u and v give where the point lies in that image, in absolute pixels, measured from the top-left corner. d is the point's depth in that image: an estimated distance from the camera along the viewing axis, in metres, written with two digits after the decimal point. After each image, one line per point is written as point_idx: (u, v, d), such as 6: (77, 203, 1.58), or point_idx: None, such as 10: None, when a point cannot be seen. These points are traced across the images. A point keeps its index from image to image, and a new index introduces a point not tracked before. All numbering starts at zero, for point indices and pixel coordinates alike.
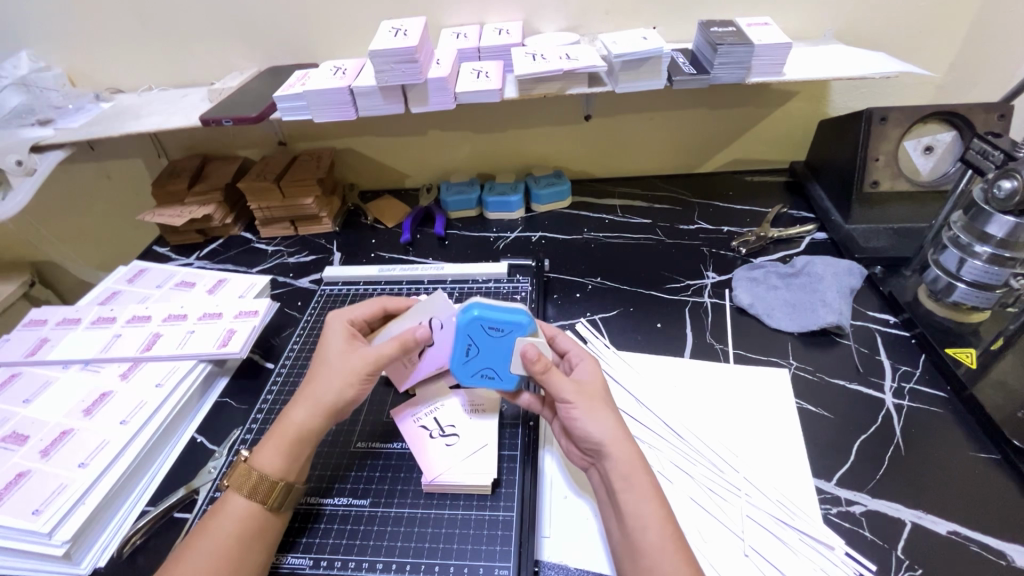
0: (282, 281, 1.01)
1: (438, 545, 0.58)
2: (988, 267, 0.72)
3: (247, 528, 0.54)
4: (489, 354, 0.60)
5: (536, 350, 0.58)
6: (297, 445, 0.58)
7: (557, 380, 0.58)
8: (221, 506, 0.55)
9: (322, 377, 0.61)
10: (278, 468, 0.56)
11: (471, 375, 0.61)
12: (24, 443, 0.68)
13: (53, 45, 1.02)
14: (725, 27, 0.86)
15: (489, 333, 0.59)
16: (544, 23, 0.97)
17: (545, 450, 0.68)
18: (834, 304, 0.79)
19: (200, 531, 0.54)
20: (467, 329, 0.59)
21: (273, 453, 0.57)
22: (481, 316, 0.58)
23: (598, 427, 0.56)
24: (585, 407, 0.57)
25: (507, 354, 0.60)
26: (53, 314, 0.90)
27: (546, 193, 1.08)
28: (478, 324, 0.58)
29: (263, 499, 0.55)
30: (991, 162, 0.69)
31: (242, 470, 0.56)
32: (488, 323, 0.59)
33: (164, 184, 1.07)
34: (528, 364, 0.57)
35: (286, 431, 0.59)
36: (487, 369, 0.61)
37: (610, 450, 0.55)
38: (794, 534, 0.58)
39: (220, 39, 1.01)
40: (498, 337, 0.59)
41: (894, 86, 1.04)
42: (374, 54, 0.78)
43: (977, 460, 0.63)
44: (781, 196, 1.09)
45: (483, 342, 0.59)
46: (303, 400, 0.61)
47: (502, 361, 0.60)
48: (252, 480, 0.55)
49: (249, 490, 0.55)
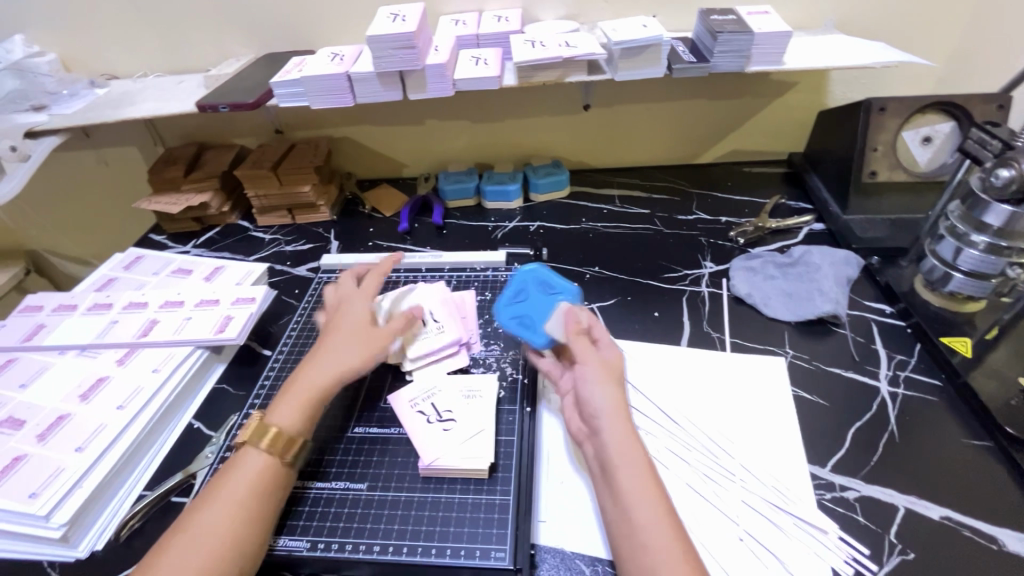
0: (279, 269, 1.00)
1: (435, 528, 0.58)
2: (985, 256, 0.73)
3: (264, 479, 0.55)
4: (531, 304, 0.70)
5: (580, 315, 0.66)
6: (310, 403, 0.60)
7: (581, 345, 0.61)
8: (239, 457, 0.57)
9: (343, 344, 0.64)
10: (295, 422, 0.58)
11: (507, 317, 0.70)
12: (20, 427, 0.68)
13: (47, 31, 1.01)
14: (726, 15, 0.85)
15: (542, 289, 0.72)
16: (543, 11, 0.97)
17: (543, 405, 0.72)
18: (831, 293, 0.79)
19: (217, 483, 0.55)
20: (524, 277, 0.74)
21: (289, 410, 0.59)
22: (538, 272, 0.74)
23: (602, 398, 0.57)
24: (597, 374, 0.59)
25: (550, 307, 0.69)
26: (49, 300, 0.90)
27: (545, 182, 1.08)
28: (533, 277, 0.73)
29: (279, 453, 0.57)
30: (989, 152, 0.70)
31: (258, 425, 0.58)
32: (541, 280, 0.73)
33: (160, 172, 1.06)
34: (569, 322, 0.64)
35: (302, 389, 0.61)
36: (523, 317, 0.69)
37: (608, 423, 0.55)
38: (788, 519, 0.59)
39: (217, 26, 1.00)
40: (548, 293, 0.71)
41: (894, 77, 1.03)
42: (372, 39, 0.78)
43: (970, 447, 0.64)
44: (780, 187, 1.09)
45: (535, 291, 0.72)
46: (313, 365, 0.63)
47: (541, 313, 0.69)
48: (271, 435, 0.57)
49: (269, 444, 0.57)
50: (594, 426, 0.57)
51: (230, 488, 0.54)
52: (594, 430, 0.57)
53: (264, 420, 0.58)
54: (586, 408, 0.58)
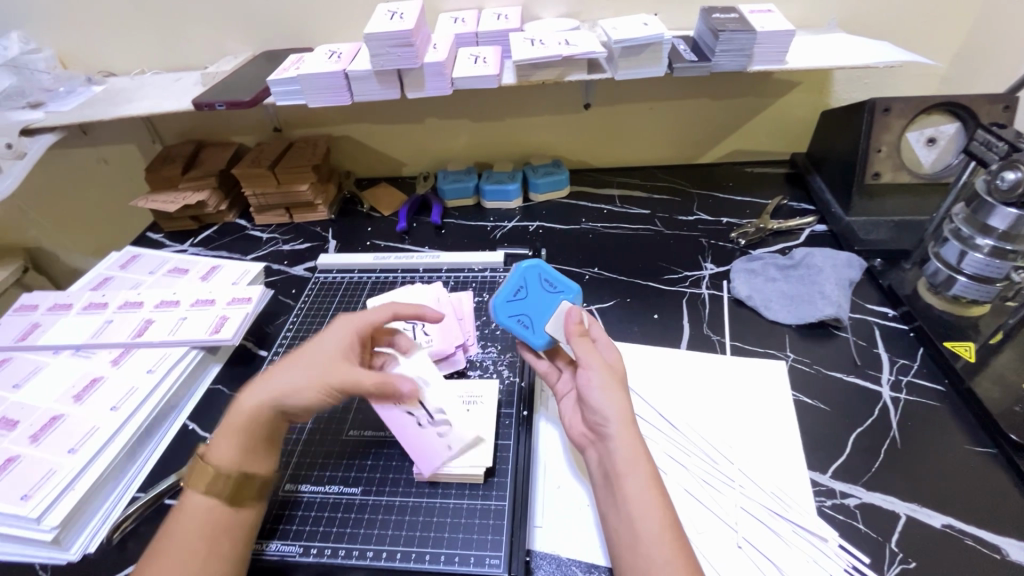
0: (276, 268, 1.00)
1: (429, 534, 0.57)
2: (990, 260, 0.71)
3: (211, 522, 0.53)
4: (534, 303, 0.66)
5: (578, 314, 0.63)
6: (248, 435, 0.56)
7: (585, 348, 0.59)
8: (183, 501, 0.54)
9: (285, 367, 0.59)
10: (232, 458, 0.55)
11: (508, 316, 0.65)
12: (13, 427, 0.68)
13: (44, 27, 1.00)
14: (728, 13, 0.84)
15: (544, 285, 0.67)
16: (543, 9, 0.96)
17: (539, 416, 0.70)
18: (833, 296, 0.78)
19: (166, 527, 0.53)
20: (526, 273, 0.67)
21: (227, 447, 0.55)
22: (543, 268, 0.67)
23: (609, 405, 0.55)
24: (602, 379, 0.57)
25: (551, 307, 0.65)
26: (44, 299, 0.89)
27: (544, 181, 1.07)
28: (538, 272, 0.67)
29: (223, 492, 0.54)
30: (994, 154, 0.68)
31: (196, 467, 0.54)
32: (546, 277, 0.67)
33: (157, 170, 1.05)
34: (570, 322, 0.62)
35: (237, 422, 0.56)
36: (524, 316, 0.65)
37: (618, 432, 0.54)
38: (787, 526, 0.58)
39: (215, 23, 1.00)
40: (549, 291, 0.66)
41: (899, 77, 1.02)
42: (369, 37, 0.77)
43: (973, 454, 0.63)
44: (782, 187, 1.08)
45: (535, 289, 0.66)
46: (253, 391, 0.58)
47: (543, 313, 0.65)
48: (205, 476, 0.54)
49: (204, 487, 0.54)
50: (602, 432, 0.56)
51: (175, 538, 0.51)
52: (602, 436, 0.56)
53: (202, 461, 0.55)
54: (593, 413, 0.57)
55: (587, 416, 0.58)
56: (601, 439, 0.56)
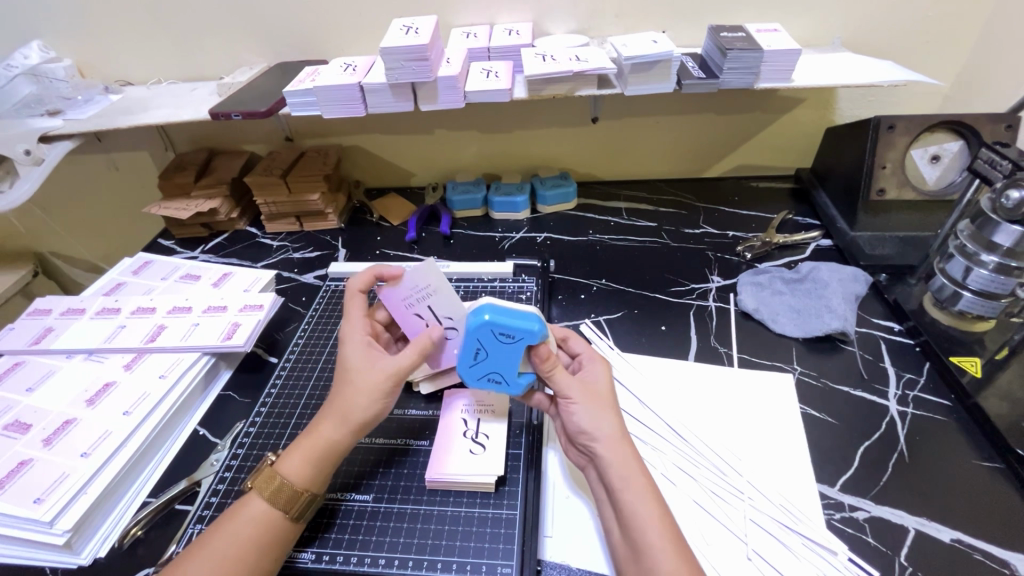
0: (286, 276, 1.01)
1: (441, 542, 0.57)
2: (995, 276, 0.73)
3: (265, 532, 0.53)
4: (497, 359, 0.58)
5: (548, 347, 0.58)
6: (323, 457, 0.57)
7: (563, 379, 0.58)
8: (242, 503, 0.55)
9: (350, 391, 0.58)
10: (304, 478, 0.56)
11: (478, 378, 0.61)
12: (27, 431, 0.68)
13: (64, 37, 1.03)
14: (736, 32, 0.86)
15: (500, 339, 0.57)
16: (554, 25, 0.98)
17: (550, 446, 0.68)
18: (840, 310, 0.79)
19: (212, 531, 0.53)
20: (477, 334, 0.56)
21: (299, 463, 0.56)
22: (491, 322, 0.56)
23: (598, 425, 0.56)
24: (586, 404, 0.57)
25: (516, 360, 0.58)
26: (57, 303, 0.90)
27: (552, 193, 1.09)
28: (490, 329, 0.56)
29: (285, 507, 0.54)
30: (999, 172, 0.69)
31: (266, 474, 0.55)
32: (500, 330, 0.56)
33: (171, 178, 1.07)
34: (538, 362, 0.57)
35: (313, 441, 0.58)
36: (493, 373, 0.60)
37: (607, 449, 0.55)
38: (796, 539, 0.58)
39: (232, 35, 1.02)
40: (509, 344, 0.57)
41: (901, 95, 1.04)
42: (385, 51, 0.78)
43: (980, 469, 0.63)
44: (787, 202, 1.09)
45: (492, 346, 0.57)
46: (331, 411, 0.58)
47: (510, 367, 0.59)
48: (275, 487, 0.55)
49: (272, 496, 0.54)
50: (595, 453, 0.56)
51: (227, 538, 0.52)
52: (594, 457, 0.56)
53: (274, 469, 0.56)
54: (584, 438, 0.57)
55: (576, 439, 0.59)
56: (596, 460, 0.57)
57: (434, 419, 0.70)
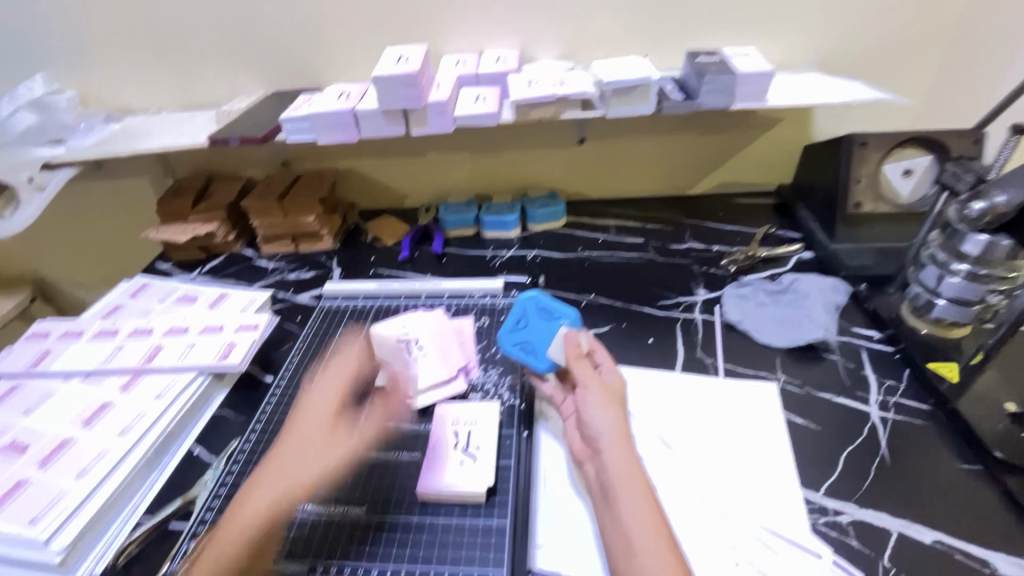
0: (282, 296, 1.03)
1: (433, 552, 0.58)
2: (966, 284, 0.74)
3: (241, 553, 0.55)
4: (534, 331, 0.71)
5: (575, 338, 0.67)
6: (288, 481, 0.59)
7: (582, 370, 0.63)
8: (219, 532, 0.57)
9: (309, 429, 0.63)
10: (270, 501, 0.58)
11: (510, 343, 0.71)
12: (23, 452, 0.69)
13: (67, 69, 1.06)
14: (712, 56, 0.90)
15: (541, 315, 0.72)
16: (539, 51, 1.02)
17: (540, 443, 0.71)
18: (820, 320, 0.82)
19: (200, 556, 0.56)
20: (524, 303, 0.73)
21: (264, 489, 0.59)
22: (538, 298, 0.73)
23: (605, 419, 0.59)
24: (599, 397, 0.61)
25: (551, 333, 0.70)
26: (56, 327, 0.92)
27: (542, 212, 1.12)
28: (536, 302, 0.73)
29: (256, 530, 0.56)
30: (964, 184, 0.73)
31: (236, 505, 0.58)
32: (542, 305, 0.72)
33: (169, 203, 1.10)
34: (568, 338, 0.67)
35: (277, 469, 0.60)
36: (526, 342, 0.70)
37: (611, 442, 0.57)
38: (782, 543, 0.59)
39: (230, 65, 1.06)
40: (547, 319, 0.71)
41: (875, 113, 1.08)
42: (377, 79, 0.82)
43: (959, 472, 0.65)
44: (770, 217, 1.12)
45: (534, 318, 0.72)
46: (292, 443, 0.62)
47: (542, 338, 0.70)
48: (244, 514, 0.57)
49: (242, 523, 0.57)
50: (596, 447, 0.58)
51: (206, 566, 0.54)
52: (598, 452, 0.58)
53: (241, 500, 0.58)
54: (589, 430, 0.60)
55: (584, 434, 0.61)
56: (596, 454, 0.59)
57: (426, 433, 0.71)
